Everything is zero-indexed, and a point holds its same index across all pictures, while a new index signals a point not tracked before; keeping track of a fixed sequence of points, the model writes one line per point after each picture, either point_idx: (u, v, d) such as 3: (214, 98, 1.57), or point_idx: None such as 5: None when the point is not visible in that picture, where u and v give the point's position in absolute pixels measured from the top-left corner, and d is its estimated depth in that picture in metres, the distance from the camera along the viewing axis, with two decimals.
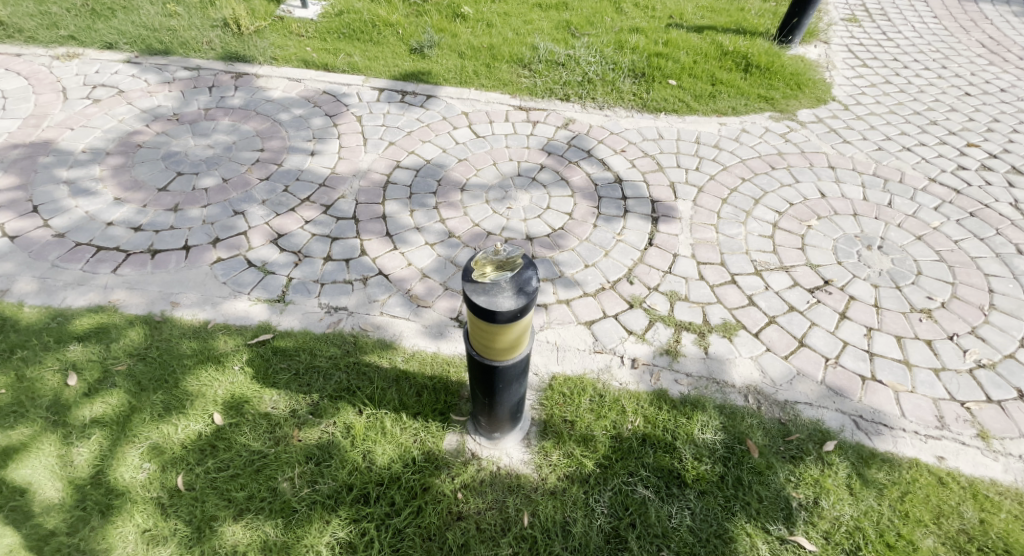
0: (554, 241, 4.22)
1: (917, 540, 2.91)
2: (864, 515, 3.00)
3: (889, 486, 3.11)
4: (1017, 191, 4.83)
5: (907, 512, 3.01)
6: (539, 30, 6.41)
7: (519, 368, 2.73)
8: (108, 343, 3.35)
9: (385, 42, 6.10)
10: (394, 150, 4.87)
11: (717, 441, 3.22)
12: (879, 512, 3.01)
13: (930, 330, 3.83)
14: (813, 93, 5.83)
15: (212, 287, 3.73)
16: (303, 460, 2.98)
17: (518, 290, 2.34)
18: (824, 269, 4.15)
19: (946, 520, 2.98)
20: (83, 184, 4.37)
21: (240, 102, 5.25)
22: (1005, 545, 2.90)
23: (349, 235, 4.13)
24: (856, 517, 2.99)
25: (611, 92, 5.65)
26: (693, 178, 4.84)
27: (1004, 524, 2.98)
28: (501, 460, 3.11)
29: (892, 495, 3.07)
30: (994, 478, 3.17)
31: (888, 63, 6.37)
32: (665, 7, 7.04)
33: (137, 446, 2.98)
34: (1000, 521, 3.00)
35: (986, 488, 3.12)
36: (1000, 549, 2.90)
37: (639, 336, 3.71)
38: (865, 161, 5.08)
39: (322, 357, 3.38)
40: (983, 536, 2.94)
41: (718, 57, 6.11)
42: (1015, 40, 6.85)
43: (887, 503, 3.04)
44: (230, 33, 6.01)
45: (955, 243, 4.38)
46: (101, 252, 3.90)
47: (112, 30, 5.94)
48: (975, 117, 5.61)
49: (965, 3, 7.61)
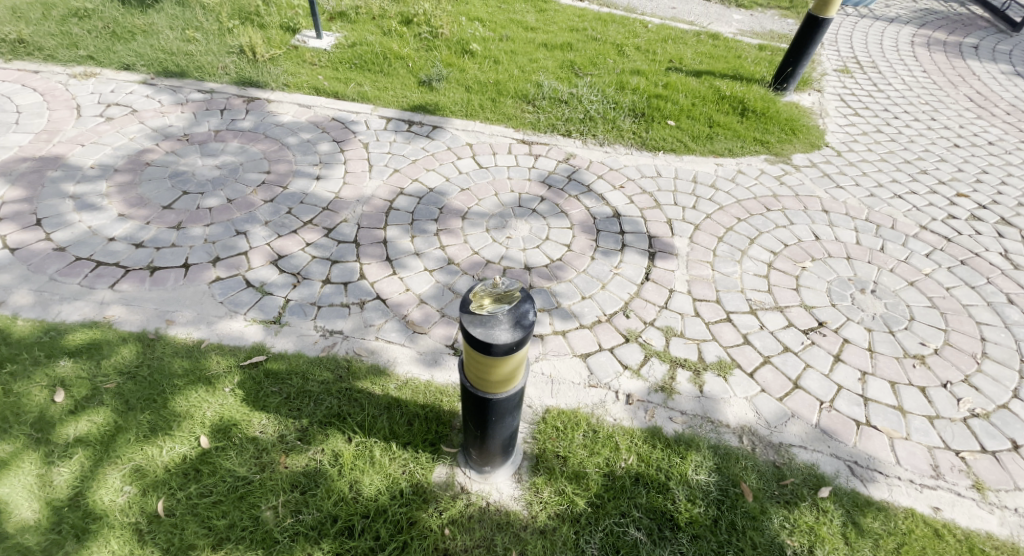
0: (552, 271, 4.23)
1: None
2: None
3: (885, 536, 3.04)
4: (1007, 241, 4.86)
5: None
6: (544, 68, 6.54)
7: (513, 402, 2.69)
8: (98, 359, 3.32)
9: (395, 74, 6.21)
10: (398, 177, 4.91)
11: (710, 483, 3.16)
12: None
13: (923, 377, 3.80)
14: (807, 138, 5.92)
15: (209, 306, 3.72)
16: (289, 488, 2.93)
17: (514, 323, 2.32)
18: (818, 311, 4.15)
19: None
20: (89, 199, 4.39)
21: (250, 125, 5.32)
22: None
23: (349, 258, 4.13)
24: None
25: (612, 130, 5.74)
26: (690, 216, 4.87)
27: None
28: (491, 495, 3.05)
29: (888, 546, 3.01)
30: (990, 532, 3.11)
31: (879, 113, 6.49)
32: (665, 52, 7.20)
33: (119, 468, 2.92)
34: None
35: (982, 542, 3.06)
36: None
37: (634, 371, 3.68)
38: (858, 206, 5.12)
39: (314, 381, 3.35)
40: None
41: (716, 101, 6.21)
42: (1002, 96, 6.99)
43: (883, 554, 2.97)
44: (245, 59, 6.12)
45: (946, 290, 4.39)
46: (100, 268, 3.89)
47: (131, 52, 6.06)
48: (964, 168, 5.69)
49: (953, 58, 7.80)
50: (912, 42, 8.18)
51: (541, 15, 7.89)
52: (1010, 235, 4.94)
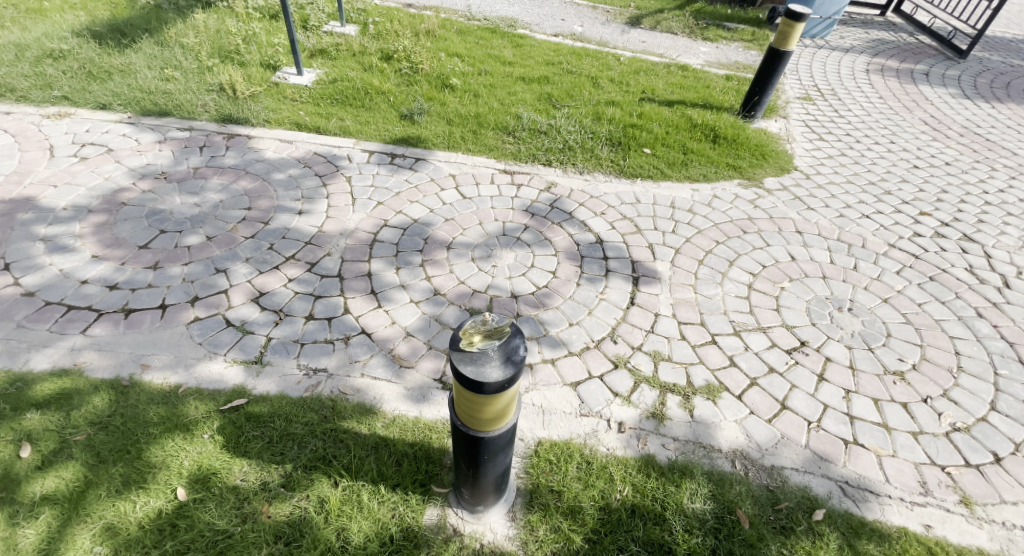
0: (538, 299, 4.18)
1: None
2: None
3: None
4: (972, 257, 4.95)
5: None
6: (522, 100, 6.61)
7: (505, 440, 2.62)
8: (68, 410, 3.18)
9: (376, 108, 6.22)
10: (382, 210, 4.87)
11: (706, 511, 3.11)
12: None
13: (905, 393, 3.80)
14: (778, 162, 6.02)
15: (187, 348, 3.59)
16: (272, 540, 2.79)
17: (505, 359, 2.27)
18: (799, 331, 4.15)
19: None
20: (61, 241, 4.27)
21: (230, 162, 5.26)
22: None
23: (333, 293, 4.05)
24: None
25: (590, 158, 5.77)
26: (670, 240, 4.88)
27: None
28: (484, 536, 2.95)
29: None
30: (980, 547, 3.11)
31: (842, 137, 6.64)
32: (638, 83, 7.33)
33: (89, 527, 2.77)
34: None
35: None
36: None
37: (625, 398, 3.62)
38: (830, 226, 5.19)
39: (298, 423, 3.23)
40: None
41: (689, 129, 6.30)
42: (955, 119, 7.21)
43: None
44: (225, 96, 6.09)
45: (919, 306, 4.44)
46: (72, 312, 3.76)
47: (108, 92, 6.00)
48: (925, 188, 5.81)
49: (906, 85, 8.05)
50: (867, 70, 8.44)
51: (518, 49, 8.01)
52: (974, 250, 5.03)
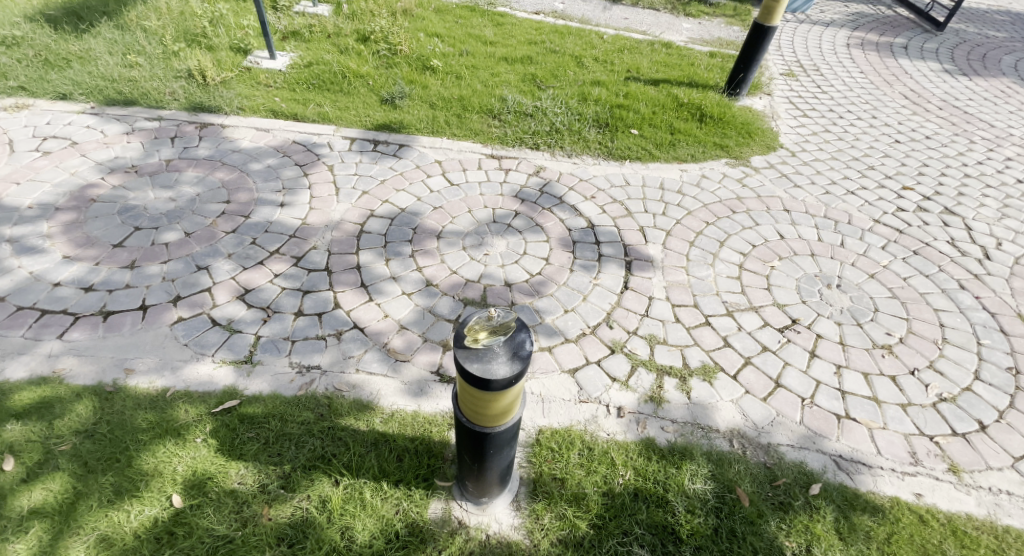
0: (532, 286, 4.13)
1: None
2: None
3: (875, 528, 3.08)
4: (954, 230, 5.03)
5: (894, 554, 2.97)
6: (506, 82, 6.47)
7: (510, 434, 2.58)
8: (50, 420, 3.05)
9: (355, 93, 6.03)
10: (367, 199, 4.74)
11: (707, 491, 3.13)
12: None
13: (893, 366, 3.87)
14: (763, 140, 6.02)
15: (172, 349, 3.47)
16: (275, 542, 2.73)
17: (512, 355, 2.23)
18: (790, 309, 4.18)
19: None
20: (29, 242, 4.06)
21: (205, 153, 5.05)
22: None
23: (321, 287, 3.94)
24: None
25: (578, 140, 5.70)
26: (661, 222, 4.86)
27: None
28: (490, 526, 2.92)
29: (879, 537, 3.04)
30: (970, 513, 3.19)
31: (826, 113, 6.67)
32: (622, 62, 7.24)
33: (83, 540, 2.67)
34: None
35: (964, 524, 3.14)
36: None
37: (623, 383, 3.62)
38: (816, 204, 5.22)
39: (294, 423, 3.15)
40: None
41: (675, 108, 6.25)
42: (934, 92, 7.29)
43: (875, 546, 3.00)
44: (195, 83, 5.84)
45: (904, 280, 4.50)
46: (46, 316, 3.59)
47: (67, 81, 5.69)
48: (906, 162, 5.88)
49: (886, 59, 8.09)
50: (847, 44, 8.46)
51: (499, 29, 7.82)
52: (955, 223, 5.12)
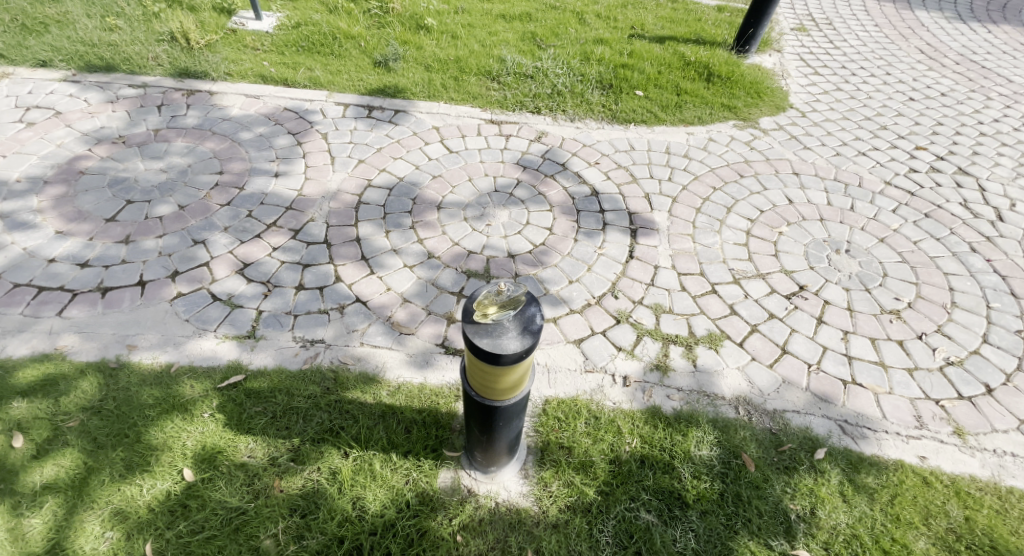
0: (536, 257, 4.07)
1: (911, 543, 2.91)
2: (859, 522, 2.97)
3: (879, 490, 3.10)
4: (966, 191, 4.94)
5: (898, 515, 3.00)
6: (505, 41, 6.25)
7: (519, 406, 2.57)
8: (56, 397, 3.03)
9: (347, 55, 5.83)
10: (364, 168, 4.63)
11: (713, 457, 3.15)
12: (871, 517, 2.99)
13: (900, 331, 3.85)
14: (771, 101, 5.85)
15: (174, 325, 3.43)
16: (287, 513, 2.75)
17: (523, 329, 2.19)
18: (798, 275, 4.13)
19: (935, 521, 3.00)
20: (20, 217, 3.97)
21: (194, 122, 4.91)
22: (992, 543, 2.93)
23: (321, 260, 3.87)
24: (852, 524, 2.96)
25: (581, 103, 5.54)
26: (667, 188, 4.76)
27: (987, 520, 3.01)
28: (498, 495, 2.95)
29: (882, 499, 3.06)
30: (973, 475, 3.21)
31: (837, 71, 6.47)
32: (625, 18, 6.98)
33: (98, 513, 2.69)
34: (983, 517, 3.03)
35: (968, 485, 3.16)
36: (987, 546, 2.92)
37: (629, 352, 3.60)
38: (826, 166, 5.11)
39: (300, 397, 3.14)
40: (970, 534, 2.96)
41: (681, 68, 6.06)
42: (950, 46, 7.06)
43: (878, 507, 3.03)
44: (179, 47, 5.62)
45: (914, 244, 4.44)
46: (44, 293, 3.54)
47: (47, 47, 5.48)
48: (919, 121, 5.73)
49: (901, 11, 7.81)
50: None
51: None
52: (967, 183, 5.02)
